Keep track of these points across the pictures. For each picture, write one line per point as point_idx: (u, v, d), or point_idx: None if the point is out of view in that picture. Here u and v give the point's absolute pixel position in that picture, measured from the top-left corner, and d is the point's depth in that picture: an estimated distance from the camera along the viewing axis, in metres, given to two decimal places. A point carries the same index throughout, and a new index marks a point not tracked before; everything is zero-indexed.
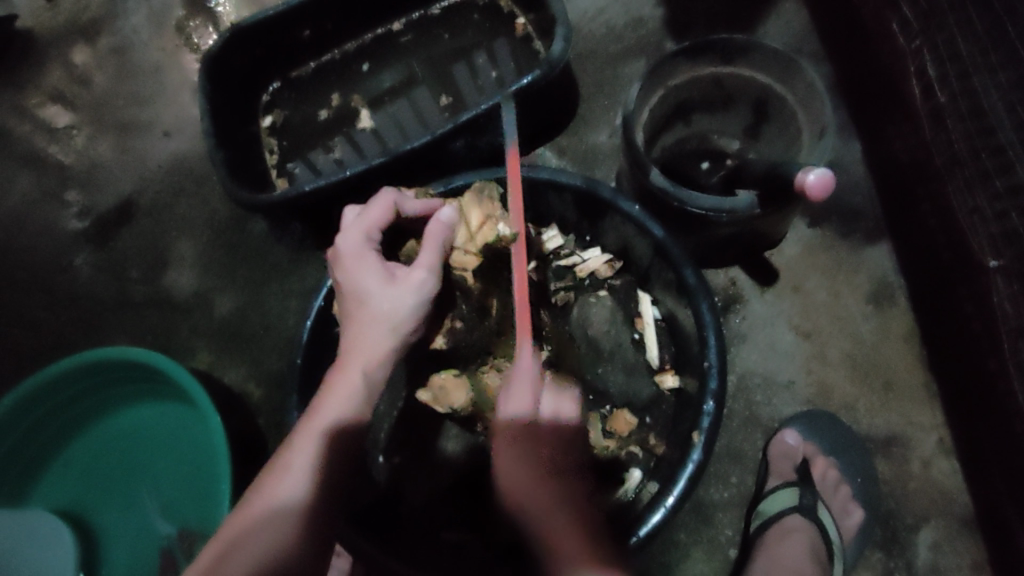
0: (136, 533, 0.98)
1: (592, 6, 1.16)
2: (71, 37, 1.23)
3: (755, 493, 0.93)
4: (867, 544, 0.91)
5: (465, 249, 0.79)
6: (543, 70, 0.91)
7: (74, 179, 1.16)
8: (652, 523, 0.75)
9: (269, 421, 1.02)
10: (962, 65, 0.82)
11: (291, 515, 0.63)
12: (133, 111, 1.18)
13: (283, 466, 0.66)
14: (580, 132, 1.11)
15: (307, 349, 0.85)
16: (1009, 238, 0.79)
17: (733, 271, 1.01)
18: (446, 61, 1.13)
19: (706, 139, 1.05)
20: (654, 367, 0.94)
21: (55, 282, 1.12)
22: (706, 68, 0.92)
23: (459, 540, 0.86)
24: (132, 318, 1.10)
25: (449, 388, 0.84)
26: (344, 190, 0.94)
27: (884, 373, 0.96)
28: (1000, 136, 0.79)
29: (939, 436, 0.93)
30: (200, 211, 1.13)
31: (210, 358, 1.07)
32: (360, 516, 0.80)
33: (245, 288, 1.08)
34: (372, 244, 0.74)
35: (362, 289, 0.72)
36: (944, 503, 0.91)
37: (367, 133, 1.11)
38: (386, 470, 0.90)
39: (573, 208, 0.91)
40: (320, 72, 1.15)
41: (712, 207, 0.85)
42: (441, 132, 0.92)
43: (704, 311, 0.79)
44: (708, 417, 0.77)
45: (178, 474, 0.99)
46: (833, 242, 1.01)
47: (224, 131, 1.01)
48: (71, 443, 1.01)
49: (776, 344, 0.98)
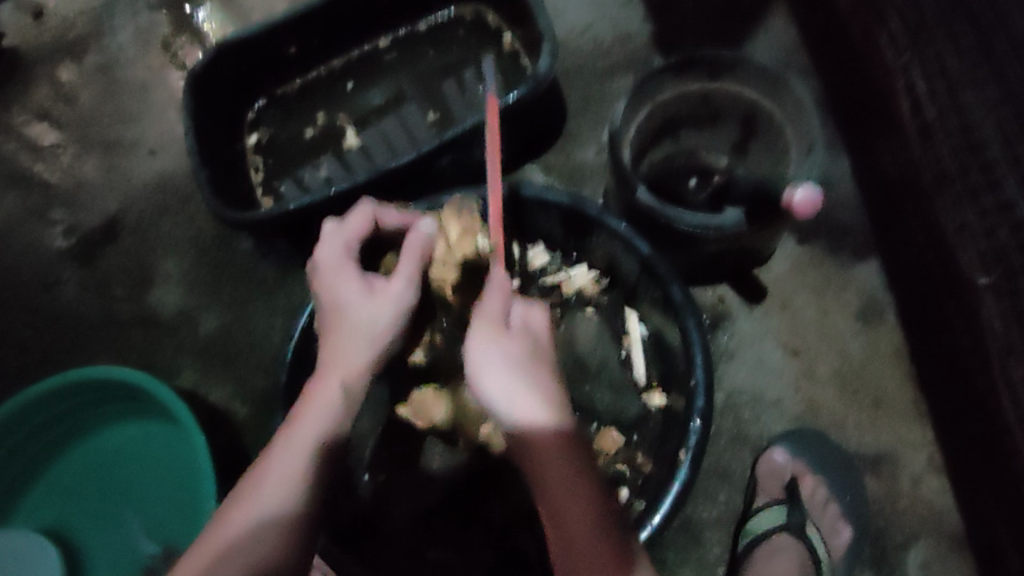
0: (118, 554, 0.97)
1: (579, 22, 1.16)
2: (57, 54, 1.23)
3: (744, 511, 0.93)
4: (857, 563, 0.91)
5: (443, 263, 0.78)
6: (528, 87, 0.91)
7: (60, 198, 1.16)
8: (649, 530, 0.74)
9: (254, 440, 1.01)
10: (950, 80, 0.81)
11: (269, 536, 0.60)
12: (119, 128, 1.18)
13: (261, 478, 0.64)
14: (567, 148, 1.10)
15: (292, 369, 0.84)
16: (998, 254, 0.78)
17: (721, 289, 1.00)
18: (433, 77, 1.12)
19: (693, 155, 1.02)
20: (640, 385, 0.94)
21: (40, 301, 1.12)
22: (692, 84, 0.92)
23: (444, 559, 0.86)
24: (117, 337, 1.09)
25: (429, 403, 0.86)
26: (330, 208, 0.94)
27: (873, 390, 0.96)
28: (990, 152, 0.78)
29: (929, 454, 0.93)
30: (186, 228, 1.12)
31: (195, 377, 1.06)
32: (337, 535, 0.79)
33: (230, 306, 1.08)
34: (350, 256, 0.73)
35: (342, 301, 0.70)
36: (935, 520, 0.91)
37: (355, 152, 1.11)
38: (370, 489, 0.88)
39: (560, 226, 0.91)
40: (307, 89, 1.14)
41: (702, 224, 0.84)
42: (427, 149, 0.92)
43: (690, 329, 0.79)
44: (694, 435, 0.76)
45: (162, 496, 0.98)
46: (821, 259, 1.01)
47: (210, 149, 1.01)
48: (53, 464, 1.00)
49: (765, 361, 0.97)
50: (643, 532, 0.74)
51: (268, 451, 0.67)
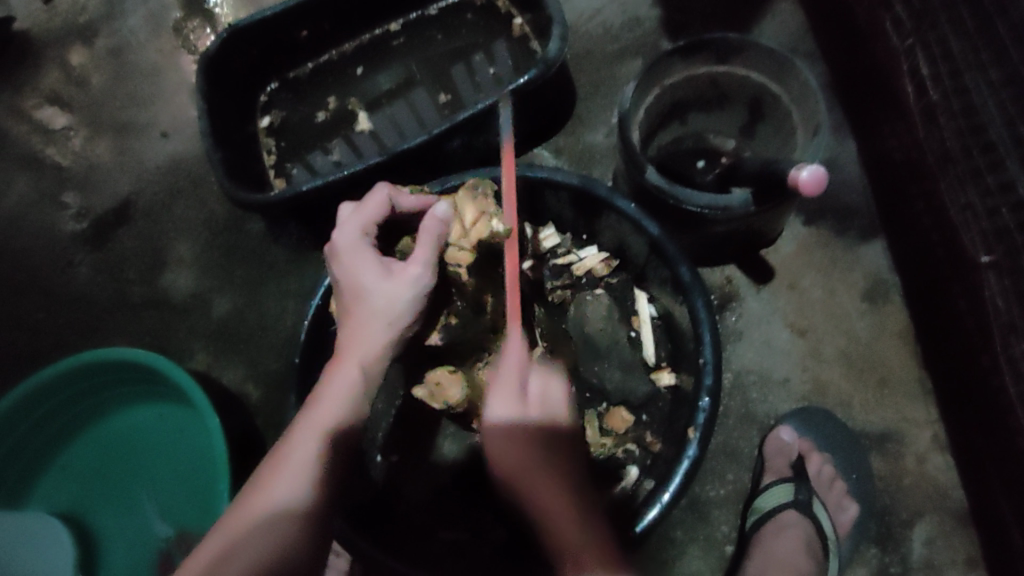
0: (134, 534, 0.98)
1: (589, 7, 1.16)
2: (68, 38, 1.24)
3: (751, 490, 0.94)
4: (861, 540, 0.92)
5: (458, 244, 0.77)
6: (538, 69, 0.91)
7: (72, 181, 1.17)
8: (650, 519, 0.75)
9: (268, 419, 1.03)
10: (953, 64, 0.81)
11: (287, 522, 0.62)
12: (131, 113, 1.19)
13: (283, 460, 0.65)
14: (576, 132, 1.11)
15: (305, 346, 0.85)
16: (1000, 233, 0.79)
17: (729, 270, 1.02)
18: (443, 61, 1.13)
19: (702, 138, 1.06)
20: (650, 364, 0.95)
21: (54, 283, 1.13)
22: (701, 66, 0.91)
23: (455, 538, 0.87)
24: (129, 320, 1.10)
25: (445, 385, 0.83)
26: (342, 188, 0.94)
27: (879, 371, 0.97)
28: (991, 133, 0.79)
29: (934, 432, 0.94)
30: (198, 211, 1.13)
31: (207, 359, 1.07)
32: (355, 515, 0.80)
33: (243, 289, 1.09)
34: (368, 238, 0.72)
35: (360, 285, 0.69)
36: (938, 498, 0.92)
37: (365, 135, 1.12)
38: (384, 469, 0.90)
39: (570, 207, 0.92)
40: (318, 73, 1.15)
41: (709, 204, 0.85)
42: (438, 131, 0.92)
43: (698, 308, 0.80)
44: (702, 414, 0.77)
45: (179, 476, 0.99)
46: (829, 242, 1.02)
47: (222, 131, 1.01)
48: (69, 446, 1.01)
49: (772, 342, 0.99)
50: (640, 525, 0.75)
51: (285, 436, 0.67)
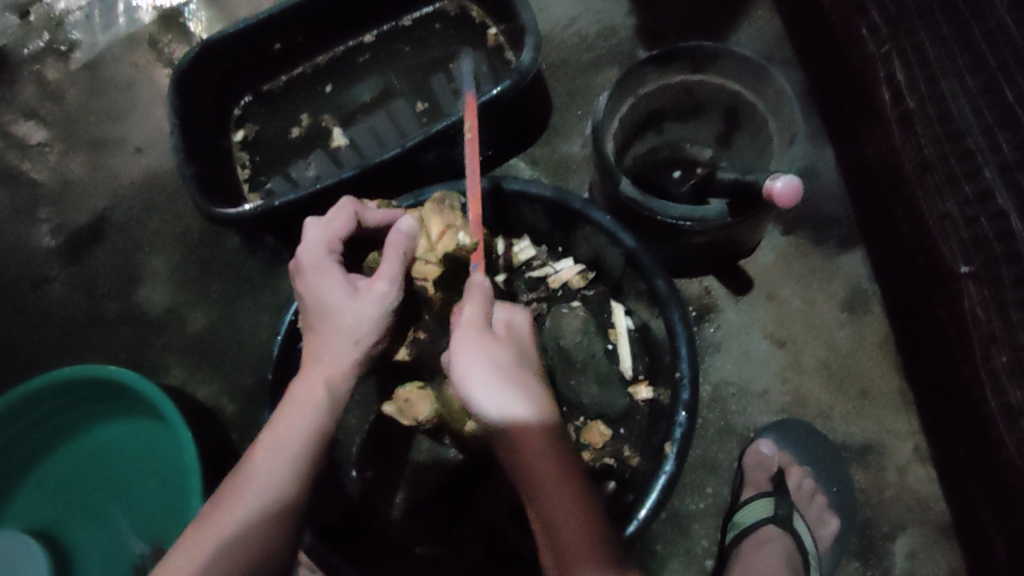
0: (109, 552, 0.97)
1: (565, 16, 1.16)
2: (44, 53, 1.23)
3: (731, 503, 0.93)
4: (844, 553, 0.91)
5: (425, 259, 0.76)
6: (512, 79, 0.89)
7: (46, 197, 1.16)
8: (638, 521, 0.73)
9: (242, 436, 1.01)
10: (930, 71, 0.81)
11: (252, 535, 0.59)
12: (106, 127, 1.18)
13: (248, 475, 0.62)
14: (553, 142, 1.10)
15: (278, 363, 0.84)
16: (979, 243, 0.79)
17: (707, 280, 1.01)
18: (420, 71, 1.12)
19: (679, 147, 1.04)
20: (627, 378, 0.94)
21: (28, 300, 1.11)
22: (676, 76, 0.90)
23: (433, 553, 0.85)
24: (104, 337, 1.09)
25: (414, 400, 0.82)
26: (312, 203, 0.93)
27: (859, 382, 0.96)
28: (969, 140, 0.78)
29: (916, 444, 0.93)
30: (173, 226, 1.12)
31: (182, 375, 1.06)
32: (327, 528, 0.79)
33: (218, 304, 1.08)
34: (334, 256, 0.71)
35: (325, 302, 0.68)
36: (920, 510, 0.91)
37: (344, 148, 1.10)
38: (358, 485, 0.89)
39: (545, 218, 0.91)
40: (291, 85, 1.15)
41: (684, 215, 0.83)
42: (411, 145, 0.91)
43: (675, 322, 0.78)
44: (680, 428, 0.75)
45: (155, 493, 0.98)
46: (809, 250, 1.00)
47: (195, 145, 1.00)
48: (42, 464, 1.00)
49: (751, 352, 0.97)
50: (629, 528, 0.73)
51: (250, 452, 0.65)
